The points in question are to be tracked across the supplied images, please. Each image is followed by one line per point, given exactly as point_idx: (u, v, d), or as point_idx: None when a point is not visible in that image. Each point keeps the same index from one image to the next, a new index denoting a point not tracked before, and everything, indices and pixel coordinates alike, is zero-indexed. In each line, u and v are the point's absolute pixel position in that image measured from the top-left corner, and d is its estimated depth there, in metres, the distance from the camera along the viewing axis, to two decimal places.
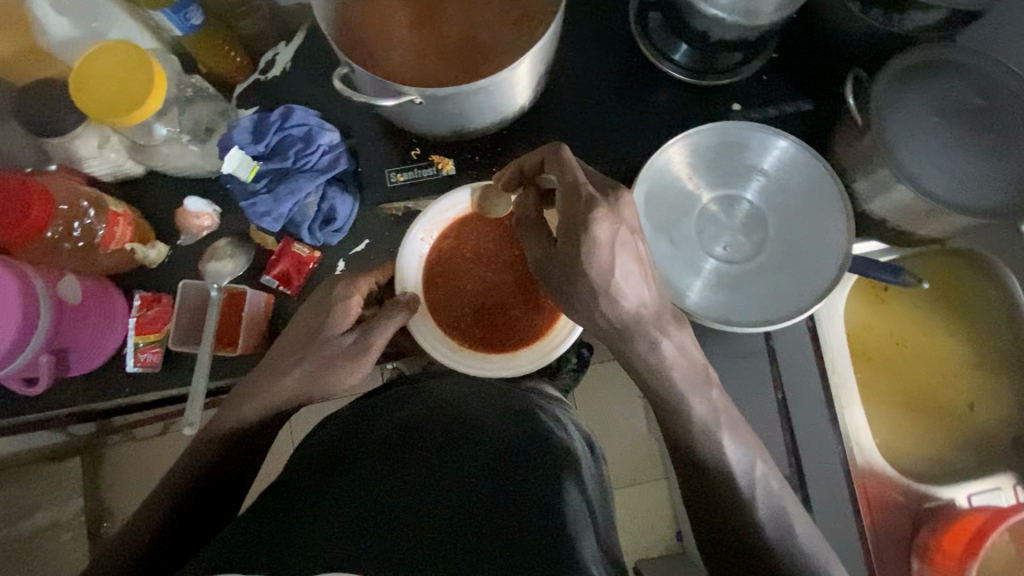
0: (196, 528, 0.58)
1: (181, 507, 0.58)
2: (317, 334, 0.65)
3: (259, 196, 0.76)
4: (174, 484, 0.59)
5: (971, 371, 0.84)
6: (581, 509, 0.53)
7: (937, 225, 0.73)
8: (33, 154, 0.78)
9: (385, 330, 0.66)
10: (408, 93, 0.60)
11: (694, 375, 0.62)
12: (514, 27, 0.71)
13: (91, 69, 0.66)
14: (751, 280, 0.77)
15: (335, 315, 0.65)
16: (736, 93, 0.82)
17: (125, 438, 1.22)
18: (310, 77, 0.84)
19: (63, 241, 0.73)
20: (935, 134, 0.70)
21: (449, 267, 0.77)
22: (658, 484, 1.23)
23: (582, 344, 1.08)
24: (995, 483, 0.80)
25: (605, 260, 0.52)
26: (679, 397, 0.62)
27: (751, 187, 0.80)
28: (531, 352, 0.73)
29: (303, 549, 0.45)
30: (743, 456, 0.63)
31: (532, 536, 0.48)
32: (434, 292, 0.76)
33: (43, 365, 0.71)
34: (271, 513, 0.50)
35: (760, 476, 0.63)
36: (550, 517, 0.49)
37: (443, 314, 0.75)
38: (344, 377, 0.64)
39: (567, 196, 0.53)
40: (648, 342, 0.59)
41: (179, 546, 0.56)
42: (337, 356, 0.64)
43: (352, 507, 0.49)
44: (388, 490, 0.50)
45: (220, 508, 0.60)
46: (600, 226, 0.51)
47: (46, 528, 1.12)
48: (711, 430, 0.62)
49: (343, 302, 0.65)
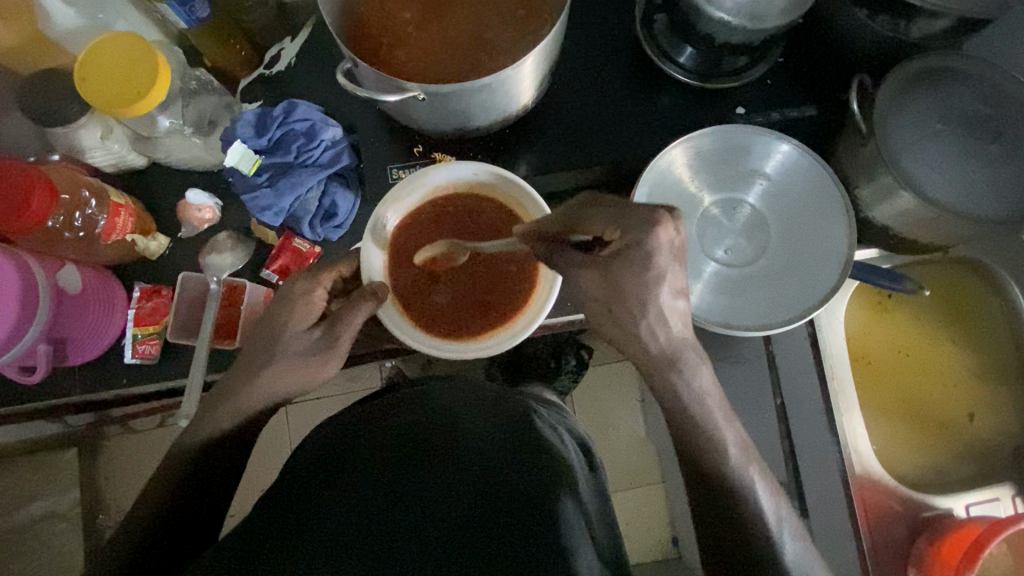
0: (185, 530, 0.60)
1: (176, 504, 0.60)
2: (280, 337, 0.63)
3: (260, 190, 0.76)
4: (168, 476, 0.61)
5: (971, 380, 0.83)
6: (576, 522, 0.52)
7: (943, 233, 0.72)
8: (38, 143, 0.79)
9: (349, 322, 0.64)
10: (410, 89, 0.60)
11: (719, 404, 0.61)
12: (519, 27, 0.71)
13: (95, 61, 0.67)
14: (740, 287, 0.77)
15: (297, 312, 0.64)
16: (740, 97, 0.82)
17: (123, 429, 1.21)
18: (315, 72, 0.84)
19: (64, 232, 0.73)
20: (941, 141, 0.70)
21: (414, 260, 0.74)
22: (655, 488, 1.23)
23: (582, 346, 1.17)
24: (995, 494, 0.79)
25: (661, 262, 0.52)
26: (708, 425, 0.60)
27: (752, 192, 0.80)
28: (523, 317, 0.71)
29: (298, 560, 0.47)
30: (770, 496, 0.61)
31: (523, 553, 0.47)
32: (405, 267, 0.74)
33: (41, 354, 0.71)
34: (262, 525, 0.51)
35: (780, 519, 0.60)
36: (541, 533, 0.49)
37: (410, 290, 0.74)
38: (317, 371, 0.64)
39: (628, 235, 0.52)
40: (691, 368, 0.58)
41: (168, 544, 0.58)
42: (304, 353, 0.63)
43: (340, 524, 0.49)
44: (377, 507, 0.50)
45: (216, 504, 0.62)
46: (663, 231, 0.51)
47: (43, 517, 1.15)
48: (739, 471, 0.60)
49: (305, 297, 0.65)
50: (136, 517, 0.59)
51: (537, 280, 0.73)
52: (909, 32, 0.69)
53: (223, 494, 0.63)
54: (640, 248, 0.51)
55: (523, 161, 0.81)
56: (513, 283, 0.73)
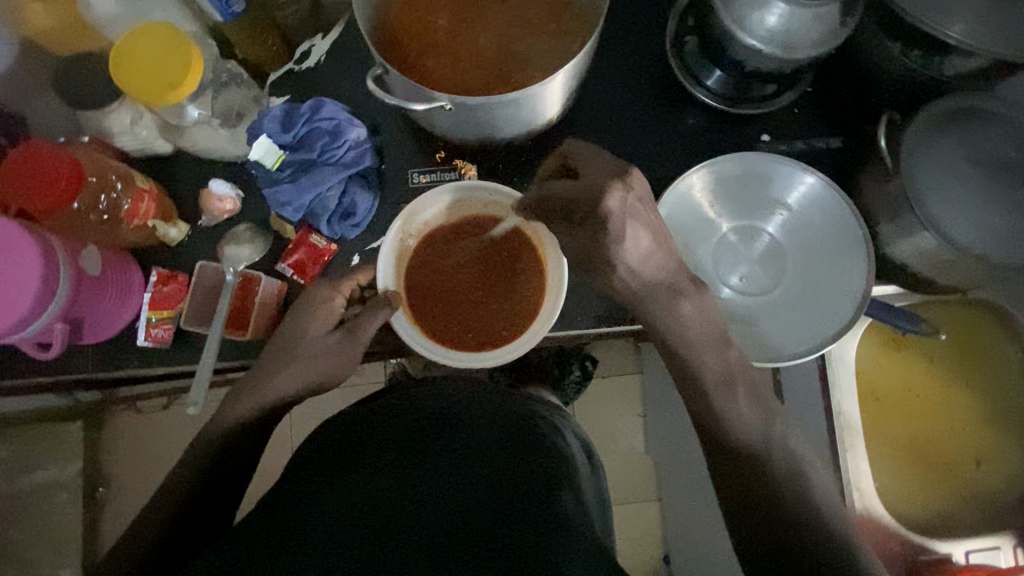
0: (192, 537, 0.59)
1: (175, 513, 0.59)
2: (302, 336, 0.68)
3: (282, 185, 0.76)
4: (179, 482, 0.61)
5: (979, 424, 0.82)
6: (577, 515, 0.53)
7: (964, 274, 0.72)
8: (70, 124, 0.80)
9: (365, 328, 0.68)
10: (437, 99, 0.61)
11: (710, 334, 0.66)
12: (550, 40, 0.71)
13: (132, 47, 0.67)
14: (735, 315, 0.77)
15: (318, 317, 0.69)
16: (766, 124, 0.82)
17: (129, 408, 1.23)
18: (344, 71, 0.85)
19: (89, 214, 0.74)
20: (969, 182, 0.69)
21: (428, 286, 0.76)
22: (650, 505, 1.23)
23: (586, 359, 1.19)
24: (996, 542, 0.78)
25: (619, 225, 0.58)
26: (694, 354, 0.66)
27: (772, 221, 0.79)
28: (547, 302, 0.74)
29: (297, 548, 0.48)
30: (762, 418, 0.65)
31: (521, 545, 0.48)
32: (425, 298, 0.75)
33: (57, 331, 0.73)
34: (267, 514, 0.52)
35: (777, 436, 0.64)
36: (539, 527, 0.50)
37: (437, 316, 0.75)
38: (337, 369, 0.68)
39: (578, 201, 0.58)
40: (670, 301, 0.65)
41: (180, 544, 0.58)
42: (324, 352, 0.68)
43: (343, 516, 0.51)
44: (380, 503, 0.52)
45: (213, 521, 0.61)
46: (612, 199, 0.57)
47: (46, 486, 1.17)
48: (726, 386, 0.66)
49: (325, 303, 0.70)
50: (144, 525, 0.59)
51: (545, 269, 0.75)
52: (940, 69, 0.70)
53: (230, 499, 0.63)
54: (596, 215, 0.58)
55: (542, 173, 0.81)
56: (522, 281, 0.76)
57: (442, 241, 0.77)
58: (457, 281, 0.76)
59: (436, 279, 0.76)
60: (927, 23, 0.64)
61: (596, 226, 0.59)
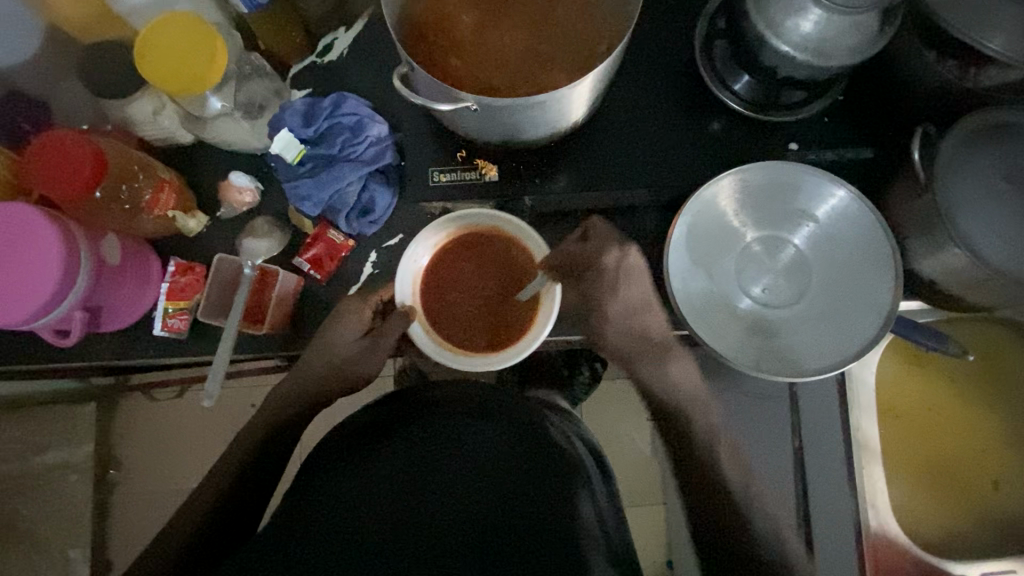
0: (227, 531, 0.61)
1: (209, 513, 0.61)
2: (332, 342, 0.70)
3: (301, 179, 0.76)
4: (215, 481, 0.63)
5: (999, 446, 0.81)
6: (591, 520, 0.56)
7: (992, 294, 0.70)
8: (93, 112, 0.80)
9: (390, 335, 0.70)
10: (464, 99, 0.60)
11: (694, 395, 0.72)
12: (577, 41, 0.70)
13: (158, 36, 0.67)
14: (757, 325, 0.76)
15: (346, 328, 0.70)
16: (795, 132, 0.79)
17: (142, 393, 1.24)
18: (366, 65, 0.84)
19: (111, 203, 0.73)
20: (1003, 201, 0.67)
21: (437, 297, 0.75)
22: (655, 509, 1.22)
23: (595, 358, 1.14)
24: (1010, 566, 0.77)
25: (611, 280, 0.71)
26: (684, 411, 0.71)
27: (798, 233, 0.78)
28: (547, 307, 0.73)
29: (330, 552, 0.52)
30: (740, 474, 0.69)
31: (538, 551, 0.52)
32: (436, 307, 0.75)
33: (76, 319, 0.73)
34: (294, 512, 0.55)
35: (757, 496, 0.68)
36: (555, 534, 0.53)
37: (448, 324, 0.75)
38: (369, 368, 0.73)
39: (584, 265, 0.71)
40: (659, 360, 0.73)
41: (218, 538, 0.60)
42: (351, 358, 0.71)
43: (371, 517, 0.54)
44: (405, 505, 0.55)
45: (243, 519, 0.63)
46: (609, 259, 0.70)
47: (56, 467, 1.17)
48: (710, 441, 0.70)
49: (355, 311, 0.71)
50: (183, 521, 0.61)
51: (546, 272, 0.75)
52: (977, 81, 0.68)
53: (258, 497, 0.64)
54: (596, 269, 0.71)
55: (564, 173, 0.78)
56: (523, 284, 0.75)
57: (446, 253, 0.76)
58: (463, 292, 0.76)
59: (444, 288, 0.76)
60: (969, 34, 0.62)
61: (593, 280, 0.72)
